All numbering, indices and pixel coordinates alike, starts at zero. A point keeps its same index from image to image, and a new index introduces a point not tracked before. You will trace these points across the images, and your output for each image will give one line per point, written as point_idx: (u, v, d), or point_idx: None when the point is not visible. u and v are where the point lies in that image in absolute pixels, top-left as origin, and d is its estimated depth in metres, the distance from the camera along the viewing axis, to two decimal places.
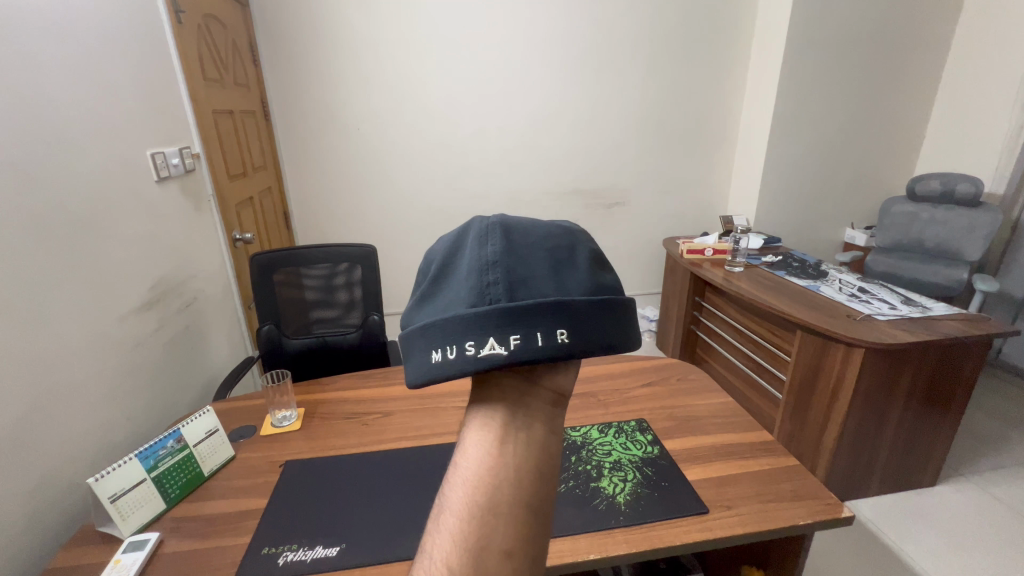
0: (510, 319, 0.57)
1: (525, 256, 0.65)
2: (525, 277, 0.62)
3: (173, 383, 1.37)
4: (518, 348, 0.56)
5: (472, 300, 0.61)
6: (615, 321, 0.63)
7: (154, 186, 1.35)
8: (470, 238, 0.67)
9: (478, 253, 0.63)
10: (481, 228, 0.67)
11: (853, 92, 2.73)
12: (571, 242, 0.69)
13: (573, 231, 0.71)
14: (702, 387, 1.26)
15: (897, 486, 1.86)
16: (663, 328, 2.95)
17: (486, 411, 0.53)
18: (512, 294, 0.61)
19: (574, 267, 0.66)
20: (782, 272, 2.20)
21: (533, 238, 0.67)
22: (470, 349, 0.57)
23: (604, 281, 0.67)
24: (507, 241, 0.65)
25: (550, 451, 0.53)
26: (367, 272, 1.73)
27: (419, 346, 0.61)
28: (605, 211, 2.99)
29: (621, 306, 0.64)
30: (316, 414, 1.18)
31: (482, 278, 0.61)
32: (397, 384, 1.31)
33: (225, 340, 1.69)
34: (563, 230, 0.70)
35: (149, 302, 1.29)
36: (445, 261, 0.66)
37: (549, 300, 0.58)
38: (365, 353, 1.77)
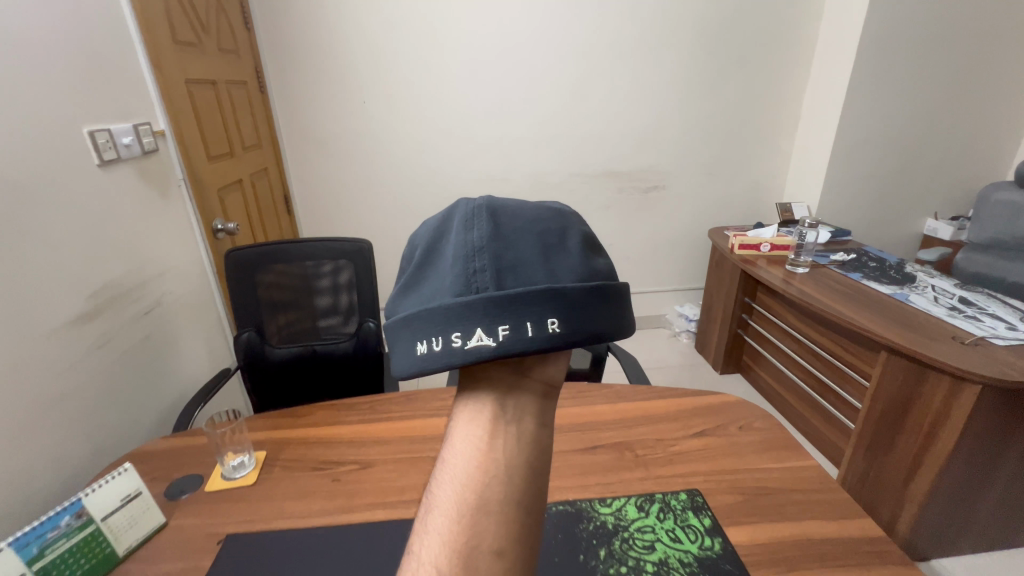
0: (500, 305, 0.51)
1: (516, 235, 0.58)
2: (518, 259, 0.56)
3: (126, 406, 1.16)
4: (507, 340, 0.49)
5: (460, 284, 0.55)
6: (614, 306, 0.56)
7: (96, 172, 1.11)
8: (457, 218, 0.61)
9: (467, 230, 0.57)
10: (468, 207, 0.61)
11: (951, 56, 2.26)
12: (563, 224, 0.62)
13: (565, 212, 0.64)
14: (773, 442, 0.97)
15: (1000, 542, 1.52)
16: (704, 330, 2.63)
17: (473, 400, 0.48)
18: (503, 279, 0.54)
19: (571, 247, 0.59)
20: (857, 274, 1.83)
21: (525, 214, 0.61)
22: (456, 341, 0.51)
23: (600, 267, 0.59)
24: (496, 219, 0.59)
25: (543, 439, 0.47)
26: (356, 274, 1.49)
27: (402, 337, 0.55)
28: (642, 196, 2.64)
29: (619, 292, 0.58)
30: (279, 462, 0.95)
31: (471, 261, 0.54)
32: (385, 421, 1.06)
33: (202, 346, 1.49)
34: (556, 210, 0.64)
35: (91, 312, 1.06)
36: (432, 249, 0.59)
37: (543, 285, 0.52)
38: (356, 367, 1.54)
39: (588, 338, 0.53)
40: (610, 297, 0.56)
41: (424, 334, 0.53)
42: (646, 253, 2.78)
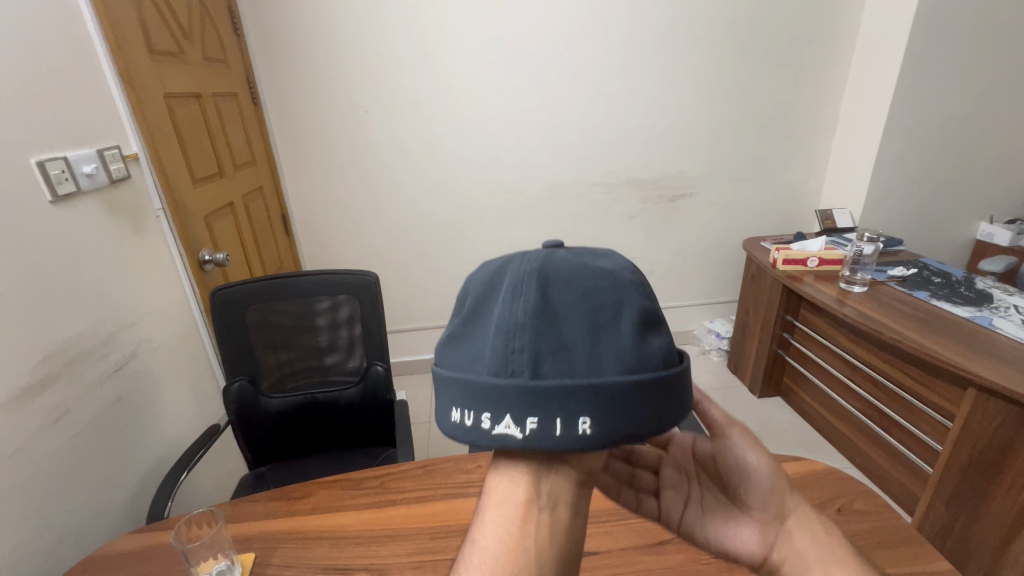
0: (529, 397, 0.44)
1: (570, 301, 0.47)
2: (564, 332, 0.46)
3: (92, 484, 0.98)
4: (533, 436, 0.43)
5: (497, 354, 0.46)
6: (664, 403, 0.46)
7: (48, 211, 0.92)
8: (512, 268, 0.51)
9: (515, 292, 0.48)
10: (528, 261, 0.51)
11: (1013, 46, 2.05)
12: (632, 290, 0.49)
13: (636, 270, 0.52)
14: (887, 535, 0.77)
15: None
16: (738, 348, 2.43)
17: (509, 471, 0.46)
18: (541, 358, 0.45)
19: (633, 324, 0.47)
20: (923, 293, 1.63)
21: (587, 275, 0.49)
22: (485, 422, 0.45)
23: (660, 352, 0.48)
24: (552, 279, 0.48)
25: (577, 531, 0.45)
26: (361, 309, 1.30)
27: (439, 397, 0.50)
28: (668, 205, 2.44)
29: (674, 384, 0.47)
30: (270, 569, 0.77)
31: (511, 332, 0.46)
32: (400, 504, 0.88)
33: (190, 396, 1.31)
34: (623, 266, 0.52)
35: (42, 381, 0.89)
36: (477, 302, 0.51)
37: (578, 382, 0.43)
38: (364, 412, 1.37)
39: (622, 442, 0.44)
40: (663, 390, 0.46)
41: (454, 401, 0.48)
42: (672, 265, 2.58)
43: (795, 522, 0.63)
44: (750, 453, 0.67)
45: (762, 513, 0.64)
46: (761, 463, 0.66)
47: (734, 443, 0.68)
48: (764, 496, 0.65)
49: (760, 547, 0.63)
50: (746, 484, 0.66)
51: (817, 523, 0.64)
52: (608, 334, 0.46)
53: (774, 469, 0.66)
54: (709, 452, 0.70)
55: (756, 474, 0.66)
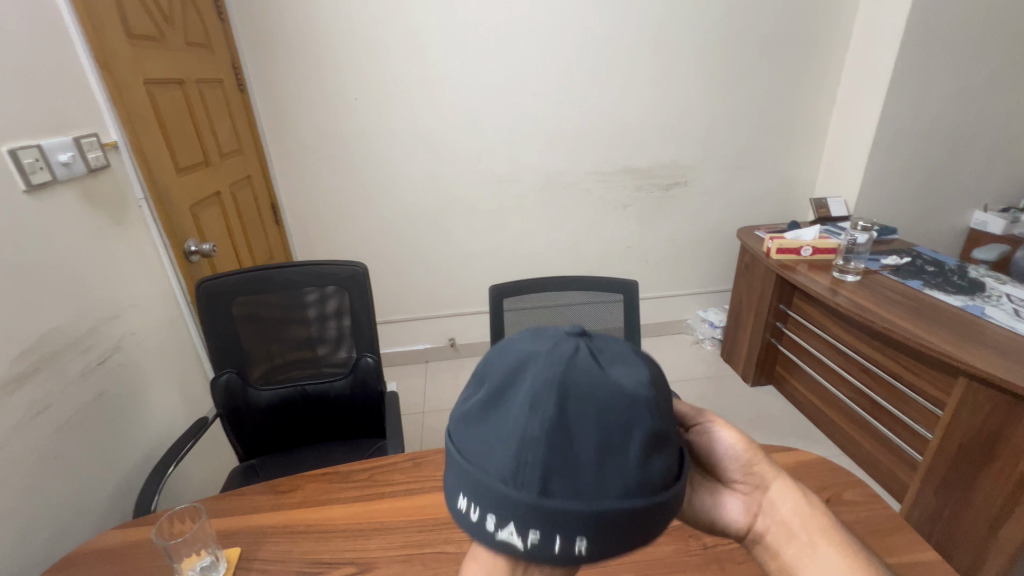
0: (532, 517, 0.41)
1: (586, 421, 0.42)
2: (576, 454, 0.42)
3: (75, 480, 0.97)
4: (530, 548, 0.42)
5: (505, 465, 0.42)
6: (656, 523, 0.44)
7: (22, 200, 0.90)
8: (535, 364, 0.45)
9: (534, 401, 0.43)
10: (550, 361, 0.45)
11: (1011, 30, 2.03)
12: (651, 411, 0.44)
13: (656, 383, 0.46)
14: (874, 525, 0.77)
15: None
16: (731, 337, 2.43)
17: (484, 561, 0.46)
18: (549, 479, 0.41)
19: (645, 449, 0.43)
20: (915, 282, 1.63)
21: (607, 392, 0.43)
22: (487, 522, 0.43)
23: (665, 475, 0.44)
24: (571, 393, 0.43)
25: None
26: (350, 300, 1.29)
27: (445, 478, 0.48)
28: (662, 194, 2.42)
29: (670, 505, 0.44)
30: (256, 563, 0.76)
31: (524, 450, 0.41)
32: (388, 496, 0.87)
33: (177, 390, 1.30)
34: (646, 371, 0.47)
35: (20, 377, 0.87)
36: (494, 389, 0.46)
37: (581, 511, 0.40)
38: (355, 403, 1.37)
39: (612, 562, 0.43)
40: (657, 514, 0.43)
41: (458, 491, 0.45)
42: (666, 254, 2.57)
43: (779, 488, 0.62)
44: (725, 435, 0.63)
45: (744, 485, 0.62)
46: (736, 441, 0.63)
47: (708, 429, 0.64)
48: (743, 472, 0.62)
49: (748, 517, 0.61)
50: (726, 465, 0.62)
51: (800, 493, 0.62)
52: (621, 458, 0.42)
53: (751, 444, 0.62)
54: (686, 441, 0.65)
55: (734, 454, 0.62)
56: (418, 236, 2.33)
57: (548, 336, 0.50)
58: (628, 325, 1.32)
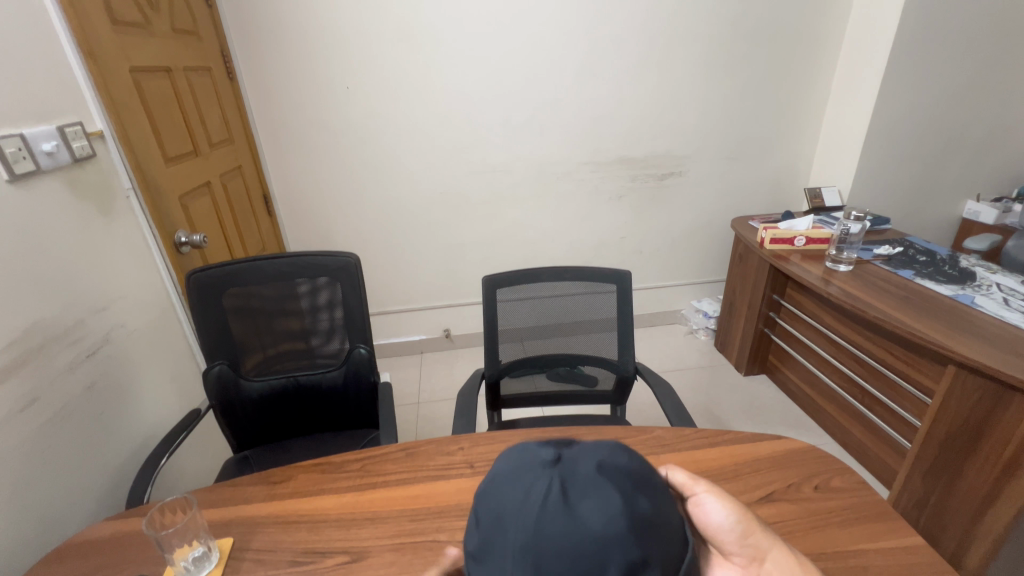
0: None
1: None
2: None
3: (66, 471, 0.97)
4: None
5: None
6: None
7: (5, 190, 0.89)
8: (504, 526, 0.42)
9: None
10: (517, 523, 0.41)
11: (1008, 18, 2.01)
12: (629, 554, 0.39)
13: (630, 509, 0.41)
14: (862, 512, 0.78)
15: None
16: (725, 327, 2.44)
17: None
18: None
19: None
20: (907, 272, 1.63)
21: (579, 545, 0.40)
22: None
23: None
24: (541, 561, 0.39)
25: None
26: (342, 292, 1.28)
27: None
28: (657, 184, 2.42)
29: None
30: (249, 553, 0.76)
31: None
32: (381, 486, 0.87)
33: (169, 382, 1.30)
34: (619, 501, 0.42)
35: (7, 369, 0.86)
36: (474, 556, 0.44)
37: None
38: (349, 394, 1.37)
39: None
40: None
41: None
42: (661, 245, 2.57)
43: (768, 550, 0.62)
44: (717, 505, 0.63)
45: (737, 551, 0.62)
46: (723, 508, 0.62)
47: (698, 501, 0.63)
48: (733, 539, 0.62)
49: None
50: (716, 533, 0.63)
51: (799, 565, 0.61)
52: None
53: (737, 511, 0.62)
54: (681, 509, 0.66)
55: (724, 522, 0.62)
56: (412, 226, 2.32)
57: (516, 470, 0.46)
58: (622, 314, 1.32)
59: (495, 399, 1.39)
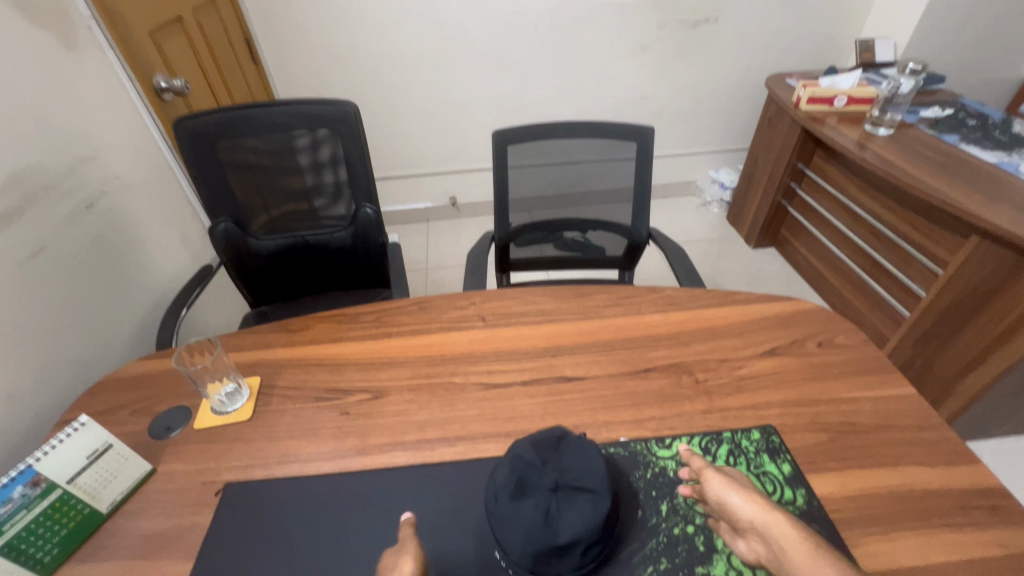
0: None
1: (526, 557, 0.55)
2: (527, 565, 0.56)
3: (91, 316, 1.01)
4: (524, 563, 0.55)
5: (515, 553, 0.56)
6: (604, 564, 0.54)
7: None
8: (509, 516, 0.55)
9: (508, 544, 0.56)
10: (517, 520, 0.55)
11: None
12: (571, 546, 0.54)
13: (587, 528, 0.54)
14: (861, 365, 0.81)
15: None
16: (741, 200, 2.35)
17: None
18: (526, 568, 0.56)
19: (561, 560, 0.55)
20: (954, 137, 1.50)
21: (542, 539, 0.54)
22: None
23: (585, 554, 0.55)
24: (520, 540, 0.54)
25: None
26: (343, 147, 1.20)
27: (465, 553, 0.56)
28: (688, 34, 2.13)
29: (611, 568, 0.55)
30: (277, 390, 0.82)
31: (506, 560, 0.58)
32: (396, 336, 0.90)
33: (177, 237, 1.29)
34: (576, 526, 0.54)
35: (5, 215, 0.84)
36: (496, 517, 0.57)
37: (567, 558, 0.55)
38: (358, 255, 1.36)
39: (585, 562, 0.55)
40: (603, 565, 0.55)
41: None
42: (684, 107, 2.36)
43: (776, 531, 0.51)
44: (732, 492, 0.55)
45: (755, 532, 0.53)
46: (735, 493, 0.55)
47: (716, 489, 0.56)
48: (750, 520, 0.53)
49: (759, 559, 0.53)
50: (734, 520, 0.55)
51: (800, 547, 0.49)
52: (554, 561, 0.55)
53: (745, 492, 0.55)
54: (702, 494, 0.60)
55: (738, 507, 0.54)
56: (413, 82, 2.11)
57: (530, 494, 0.56)
58: (639, 177, 1.24)
59: (504, 261, 1.39)
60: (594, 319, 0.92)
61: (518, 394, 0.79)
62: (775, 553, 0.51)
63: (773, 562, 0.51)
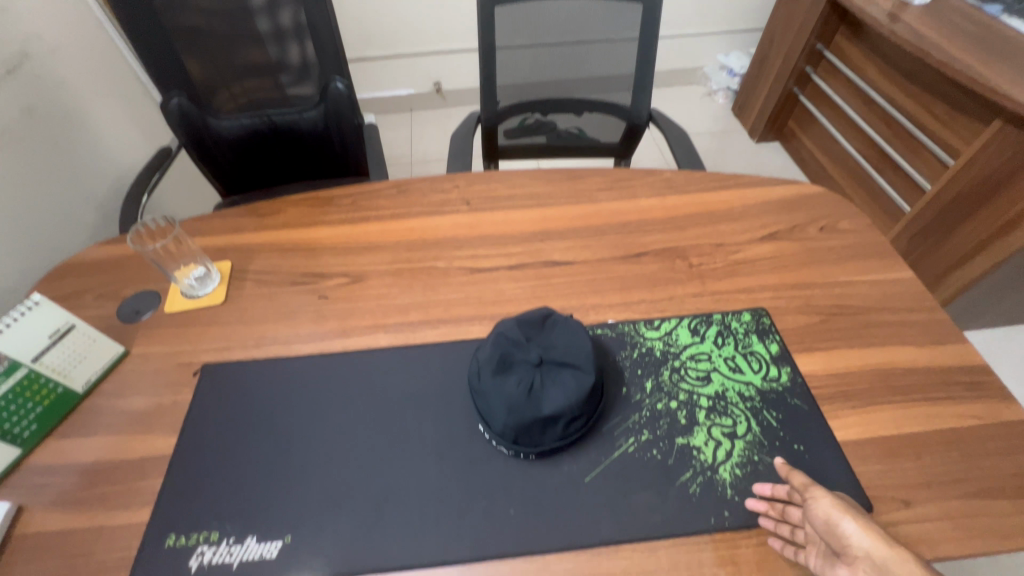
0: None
1: (511, 432, 0.55)
2: (512, 440, 0.56)
3: (37, 197, 0.94)
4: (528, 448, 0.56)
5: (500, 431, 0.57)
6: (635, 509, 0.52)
7: None
8: (492, 392, 0.55)
9: (493, 421, 0.56)
10: (501, 396, 0.54)
11: None
12: (556, 420, 0.54)
13: (573, 401, 0.54)
14: (862, 250, 0.77)
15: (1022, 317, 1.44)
16: (749, 88, 2.17)
17: None
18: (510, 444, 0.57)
19: (545, 434, 0.55)
20: (996, 7, 1.34)
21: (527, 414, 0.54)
22: None
23: (569, 427, 0.56)
24: (505, 415, 0.54)
25: None
26: (302, 5, 1.03)
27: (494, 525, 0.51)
28: None
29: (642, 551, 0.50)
30: (249, 275, 0.77)
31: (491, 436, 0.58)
32: (373, 220, 0.84)
33: (126, 116, 1.17)
34: (561, 400, 0.54)
35: None
36: (479, 395, 0.57)
37: (552, 433, 0.55)
38: (332, 140, 1.24)
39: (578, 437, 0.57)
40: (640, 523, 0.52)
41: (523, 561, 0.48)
42: None
43: (905, 569, 0.44)
44: (842, 515, 0.48)
45: (869, 563, 0.46)
46: (851, 519, 0.48)
47: (814, 506, 0.49)
48: (866, 550, 0.46)
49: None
50: (839, 547, 0.48)
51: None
52: (538, 435, 0.55)
53: (861, 517, 0.47)
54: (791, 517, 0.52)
55: (851, 534, 0.47)
56: None
57: (513, 370, 0.55)
58: (643, 48, 1.09)
59: (492, 148, 1.29)
60: (586, 203, 0.86)
61: (503, 279, 0.75)
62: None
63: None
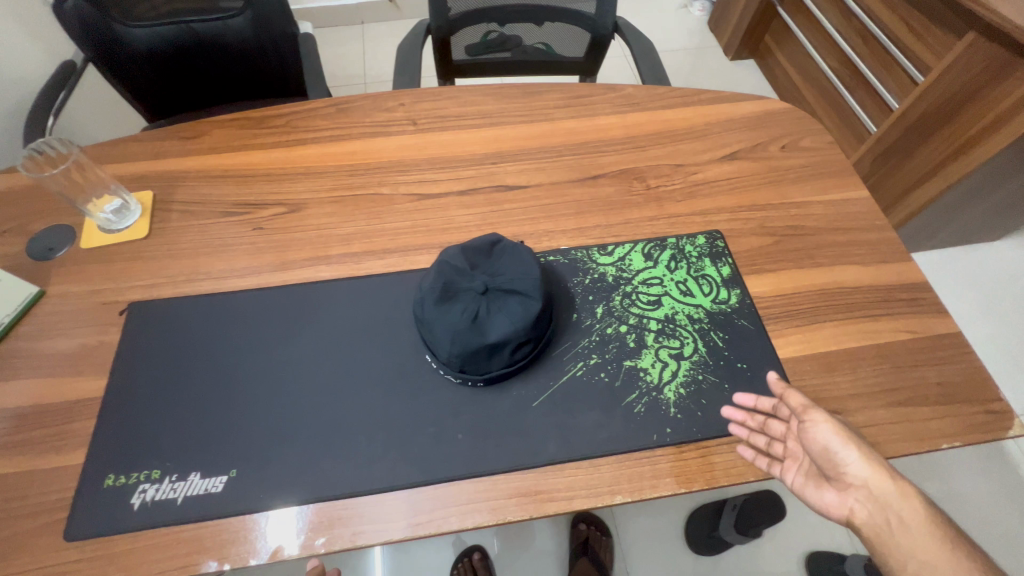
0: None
1: (459, 361, 0.54)
2: (460, 368, 0.55)
3: None
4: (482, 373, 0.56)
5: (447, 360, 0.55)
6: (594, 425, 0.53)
7: None
8: (436, 320, 0.53)
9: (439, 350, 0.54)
10: (445, 324, 0.53)
11: None
12: (502, 347, 0.53)
13: (519, 327, 0.53)
14: (821, 169, 0.76)
15: (968, 240, 1.49)
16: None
17: None
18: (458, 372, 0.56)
19: (493, 362, 0.55)
20: None
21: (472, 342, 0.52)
22: None
23: (517, 354, 0.55)
24: (450, 344, 0.53)
25: None
26: None
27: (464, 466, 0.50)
28: None
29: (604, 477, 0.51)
30: (175, 206, 0.71)
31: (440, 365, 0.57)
32: (310, 144, 0.77)
33: (9, 20, 1.00)
34: (506, 326, 0.53)
35: None
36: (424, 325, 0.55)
37: (499, 360, 0.55)
38: (265, 54, 1.11)
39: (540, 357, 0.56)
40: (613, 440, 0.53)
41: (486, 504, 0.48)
42: None
43: (903, 501, 0.49)
44: (841, 442, 0.51)
45: (864, 491, 0.51)
46: (852, 448, 0.51)
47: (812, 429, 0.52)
48: (864, 480, 0.50)
49: (846, 515, 0.52)
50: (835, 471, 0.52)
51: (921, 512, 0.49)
52: (485, 363, 0.55)
53: (863, 448, 0.50)
54: (770, 430, 0.55)
55: (853, 464, 0.50)
56: None
57: (458, 298, 0.54)
58: None
59: (446, 62, 1.18)
60: (542, 122, 0.80)
61: (453, 206, 0.71)
62: (889, 520, 0.49)
63: (877, 526, 0.50)
